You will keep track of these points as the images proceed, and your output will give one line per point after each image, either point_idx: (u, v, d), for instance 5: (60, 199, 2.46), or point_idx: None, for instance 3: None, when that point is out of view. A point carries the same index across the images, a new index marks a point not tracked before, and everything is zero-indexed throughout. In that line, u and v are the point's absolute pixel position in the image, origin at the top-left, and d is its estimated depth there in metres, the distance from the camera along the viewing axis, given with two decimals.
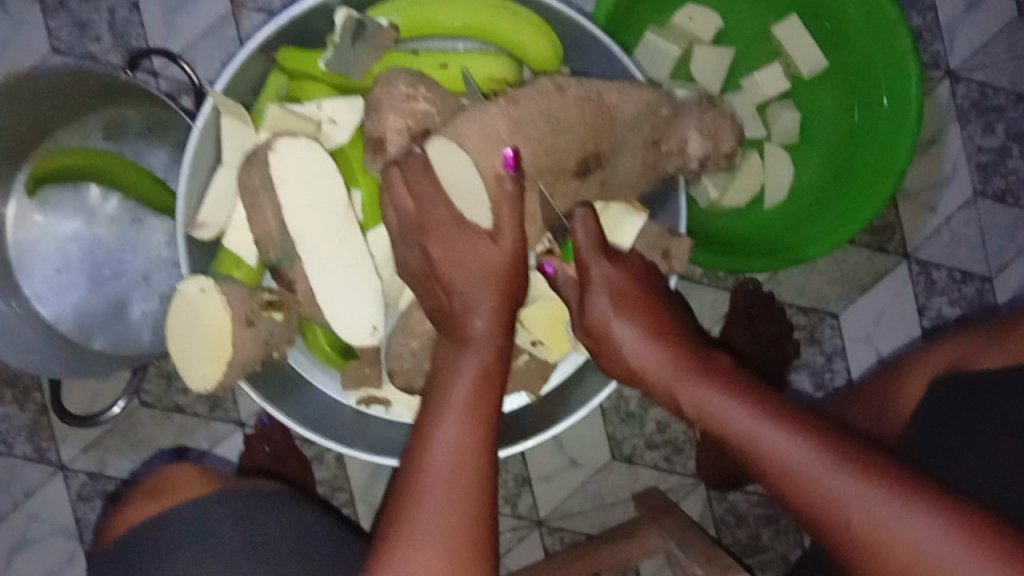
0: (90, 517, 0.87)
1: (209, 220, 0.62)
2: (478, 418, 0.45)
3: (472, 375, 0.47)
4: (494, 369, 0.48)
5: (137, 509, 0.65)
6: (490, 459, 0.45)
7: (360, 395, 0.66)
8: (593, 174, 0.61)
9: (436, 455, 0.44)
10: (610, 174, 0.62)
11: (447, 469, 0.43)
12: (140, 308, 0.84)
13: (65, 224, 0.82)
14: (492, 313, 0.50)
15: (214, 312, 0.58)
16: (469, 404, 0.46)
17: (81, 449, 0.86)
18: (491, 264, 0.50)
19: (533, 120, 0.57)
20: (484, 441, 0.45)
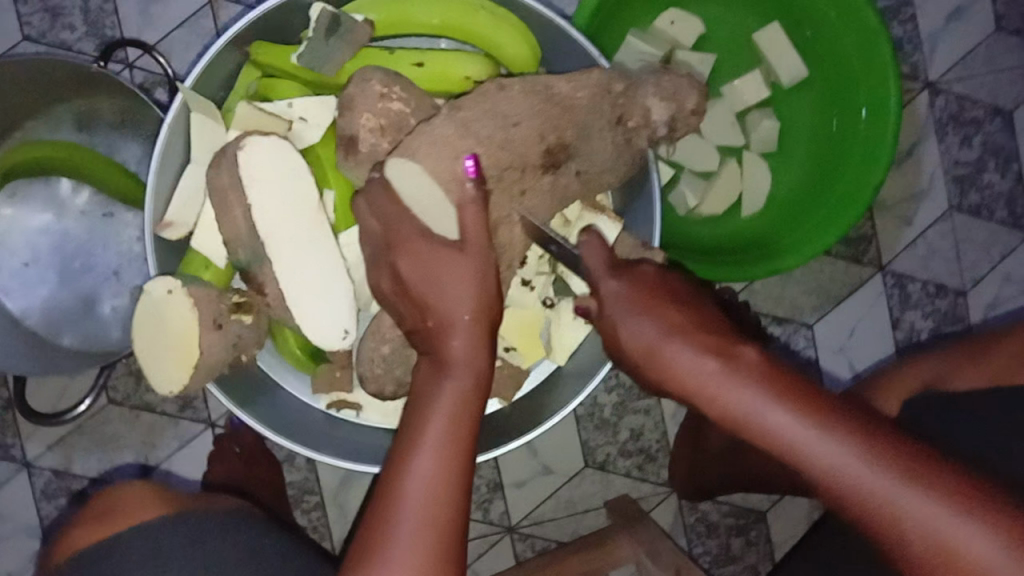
0: (54, 516, 0.85)
1: (177, 220, 0.61)
2: (455, 446, 0.46)
3: (450, 402, 0.47)
4: (472, 397, 0.47)
5: (100, 527, 0.64)
6: (464, 486, 0.45)
7: (331, 398, 0.66)
8: (567, 166, 0.61)
9: (413, 484, 0.44)
10: (586, 163, 0.62)
11: (422, 495, 0.44)
12: (110, 304, 0.83)
13: (33, 216, 0.81)
14: (471, 331, 0.49)
15: (182, 314, 0.57)
16: (446, 433, 0.46)
17: (46, 446, 0.85)
18: (472, 293, 0.50)
19: (498, 131, 0.57)
20: (460, 470, 0.45)
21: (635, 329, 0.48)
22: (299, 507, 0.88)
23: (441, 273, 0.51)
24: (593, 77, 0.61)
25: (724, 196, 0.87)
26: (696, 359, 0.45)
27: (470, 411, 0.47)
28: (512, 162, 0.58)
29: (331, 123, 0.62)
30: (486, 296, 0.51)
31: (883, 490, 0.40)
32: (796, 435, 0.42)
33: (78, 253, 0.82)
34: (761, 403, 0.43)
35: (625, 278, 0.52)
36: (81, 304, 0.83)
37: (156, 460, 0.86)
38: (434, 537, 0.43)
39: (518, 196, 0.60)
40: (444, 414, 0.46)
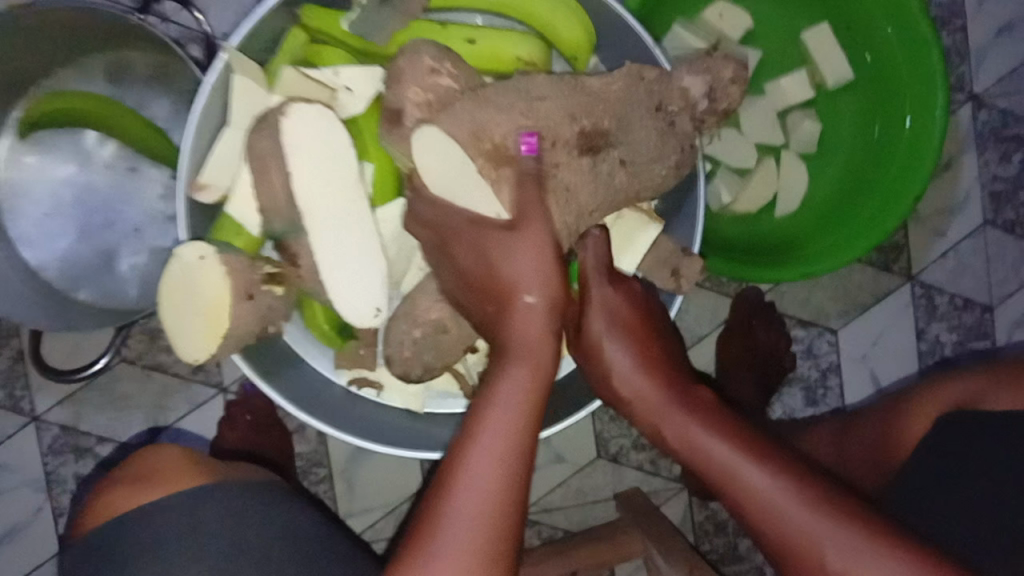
0: (60, 471, 0.84)
1: (211, 182, 0.59)
2: (514, 441, 0.46)
3: (512, 398, 0.47)
4: (533, 389, 0.48)
5: (116, 493, 0.62)
6: (521, 487, 0.45)
7: (353, 373, 0.65)
8: (607, 152, 0.56)
9: (471, 484, 0.44)
10: (629, 151, 0.57)
11: (479, 496, 0.44)
12: (129, 262, 0.81)
13: (56, 167, 0.80)
14: (533, 311, 0.50)
15: (214, 282, 0.56)
16: (507, 430, 0.46)
17: (56, 401, 0.84)
18: (535, 276, 0.50)
19: (548, 112, 0.54)
20: (519, 470, 0.45)
21: (611, 347, 0.56)
22: (307, 478, 0.87)
23: (505, 255, 0.51)
24: (652, 80, 0.59)
25: (758, 193, 0.85)
26: (648, 382, 0.55)
27: (532, 391, 0.48)
28: (543, 134, 0.54)
29: (378, 95, 0.60)
30: (548, 279, 0.50)
31: (813, 531, 0.47)
32: (761, 490, 0.49)
33: (100, 208, 0.81)
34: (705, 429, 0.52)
35: (618, 314, 0.56)
36: (100, 259, 0.81)
37: (165, 422, 0.85)
38: (492, 523, 0.44)
39: (552, 169, 0.54)
40: (508, 395, 0.47)
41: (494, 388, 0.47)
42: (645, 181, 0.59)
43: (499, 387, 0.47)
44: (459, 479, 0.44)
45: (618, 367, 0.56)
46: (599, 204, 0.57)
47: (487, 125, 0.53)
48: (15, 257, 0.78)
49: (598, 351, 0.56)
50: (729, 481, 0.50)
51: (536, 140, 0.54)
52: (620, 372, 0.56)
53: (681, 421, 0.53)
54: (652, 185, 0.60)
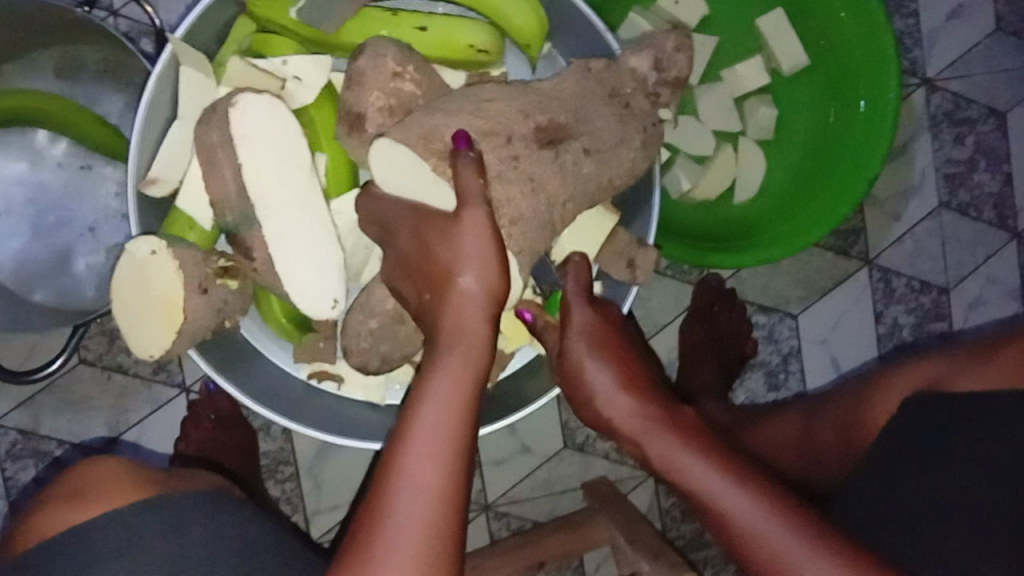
0: (19, 476, 0.83)
1: (162, 176, 0.59)
2: (460, 419, 0.46)
3: (452, 382, 0.46)
4: (471, 375, 0.47)
5: (54, 513, 0.58)
6: (464, 459, 0.45)
7: (311, 368, 0.64)
8: (569, 144, 0.56)
9: (415, 452, 0.44)
10: (592, 140, 0.57)
11: (423, 467, 0.44)
12: (84, 261, 0.81)
13: (8, 165, 0.79)
14: (465, 305, 0.49)
15: (164, 276, 0.55)
16: (451, 406, 0.46)
17: (14, 405, 0.83)
18: (473, 257, 0.49)
19: (488, 108, 0.56)
20: (462, 444, 0.45)
21: (591, 371, 0.54)
22: (272, 477, 0.86)
23: (442, 241, 0.50)
24: (599, 70, 0.60)
25: (715, 180, 0.86)
26: (634, 410, 0.52)
27: (466, 391, 0.47)
28: (497, 129, 0.55)
29: (327, 83, 0.60)
30: (487, 267, 0.49)
31: (795, 556, 0.45)
32: (743, 516, 0.46)
33: (56, 208, 0.80)
34: (664, 440, 0.50)
35: (592, 331, 0.55)
36: (54, 259, 0.80)
37: (127, 424, 0.84)
38: (440, 494, 0.43)
39: (511, 162, 0.54)
40: (444, 398, 0.46)
41: (428, 389, 0.46)
42: (615, 171, 0.59)
43: (432, 389, 0.46)
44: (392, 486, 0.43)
45: (646, 441, 0.51)
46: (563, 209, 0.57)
47: (438, 128, 0.54)
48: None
49: (581, 375, 0.54)
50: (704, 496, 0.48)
51: (487, 125, 0.55)
52: (602, 398, 0.54)
53: (659, 440, 0.51)
54: (625, 170, 0.60)
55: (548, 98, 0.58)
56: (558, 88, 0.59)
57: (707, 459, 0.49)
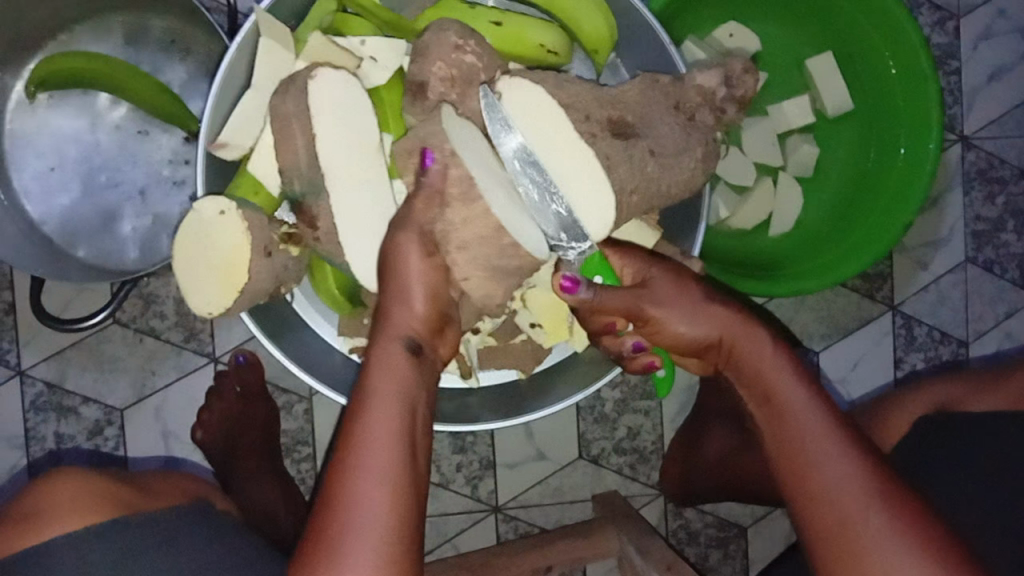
0: (39, 428, 0.84)
1: (231, 141, 0.60)
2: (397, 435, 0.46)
3: (389, 403, 0.46)
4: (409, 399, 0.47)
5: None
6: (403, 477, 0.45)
7: (354, 342, 0.65)
8: (636, 140, 0.60)
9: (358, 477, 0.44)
10: (655, 148, 0.61)
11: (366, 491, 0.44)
12: (131, 224, 0.82)
13: (68, 122, 0.82)
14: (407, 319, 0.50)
15: (230, 235, 0.56)
16: (387, 425, 0.46)
17: (42, 357, 0.83)
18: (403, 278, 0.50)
19: (551, 105, 0.58)
20: (400, 458, 0.45)
21: (673, 288, 0.55)
22: (289, 456, 0.87)
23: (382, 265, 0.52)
24: (666, 83, 0.63)
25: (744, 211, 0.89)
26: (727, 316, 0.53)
27: (407, 397, 0.47)
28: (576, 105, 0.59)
29: (402, 66, 0.62)
30: (415, 290, 0.50)
31: (865, 510, 0.44)
32: (835, 470, 0.45)
33: (108, 170, 0.82)
34: (772, 361, 0.51)
35: (677, 268, 0.57)
36: (100, 220, 0.82)
37: (151, 388, 0.85)
38: (391, 513, 0.44)
39: (590, 138, 0.58)
40: (386, 402, 0.46)
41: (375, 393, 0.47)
42: (676, 175, 0.62)
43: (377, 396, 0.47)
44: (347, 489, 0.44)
45: (765, 367, 0.51)
46: (637, 184, 0.60)
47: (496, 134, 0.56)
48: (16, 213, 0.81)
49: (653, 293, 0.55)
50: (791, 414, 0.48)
51: (569, 101, 0.59)
52: (680, 309, 0.53)
53: (778, 365, 0.51)
54: (684, 178, 0.63)
55: (607, 121, 0.60)
56: (621, 91, 0.62)
57: (811, 391, 0.49)
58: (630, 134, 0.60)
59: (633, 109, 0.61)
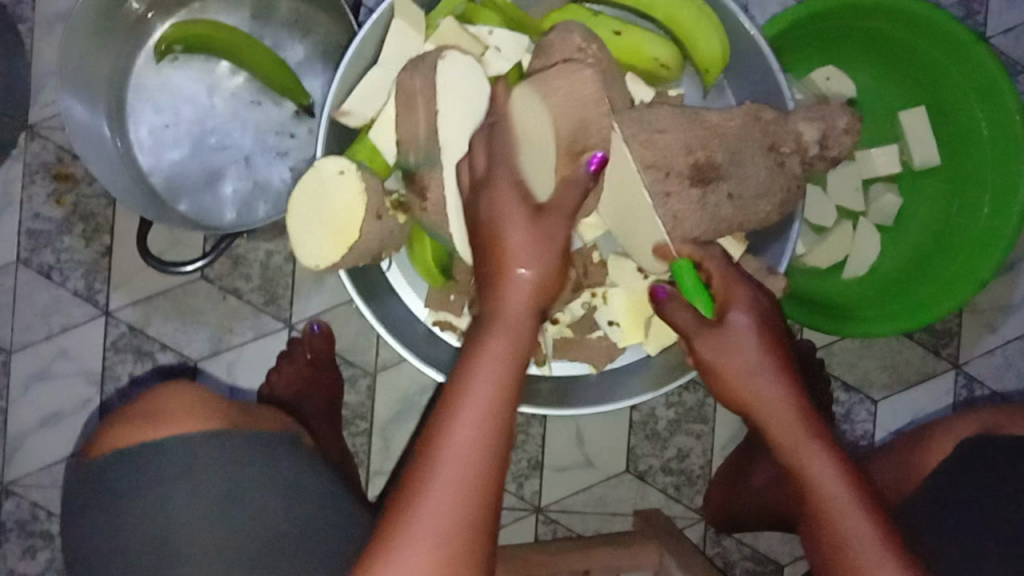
0: (116, 368, 0.87)
1: (355, 110, 0.64)
2: (498, 414, 0.46)
3: (493, 379, 0.46)
4: (514, 373, 0.47)
5: (124, 431, 0.63)
6: (501, 449, 0.46)
7: (438, 316, 0.68)
8: (716, 185, 0.62)
9: (450, 449, 0.45)
10: (738, 186, 0.62)
11: (458, 465, 0.45)
12: (232, 186, 0.86)
13: (189, 85, 0.86)
14: (510, 323, 0.47)
15: (348, 195, 0.59)
16: (490, 403, 0.46)
17: (129, 301, 0.87)
18: (533, 243, 0.48)
19: (652, 138, 0.60)
20: (500, 432, 0.46)
21: (744, 337, 0.51)
22: (347, 429, 0.89)
23: (508, 219, 0.48)
24: (768, 121, 0.64)
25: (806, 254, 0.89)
26: (783, 393, 0.49)
27: (505, 391, 0.46)
28: (658, 164, 0.60)
29: (523, 59, 0.64)
30: (544, 258, 0.48)
31: None
32: None
33: (219, 133, 0.86)
34: (819, 450, 0.48)
35: (758, 310, 0.52)
36: (205, 179, 0.86)
37: (227, 344, 0.88)
38: (474, 489, 0.45)
39: (662, 198, 0.60)
40: (484, 393, 0.46)
41: (467, 408, 0.46)
42: (752, 215, 0.64)
43: (467, 410, 0.46)
44: (416, 517, 0.44)
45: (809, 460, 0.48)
46: (704, 230, 0.63)
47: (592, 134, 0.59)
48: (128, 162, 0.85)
49: (722, 335, 0.51)
50: (827, 501, 0.47)
51: (654, 159, 0.60)
52: (743, 370, 0.50)
53: (824, 459, 0.48)
54: (756, 218, 0.65)
55: (714, 135, 0.62)
56: (723, 121, 0.63)
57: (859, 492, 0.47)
58: (711, 179, 0.61)
59: (736, 120, 0.63)
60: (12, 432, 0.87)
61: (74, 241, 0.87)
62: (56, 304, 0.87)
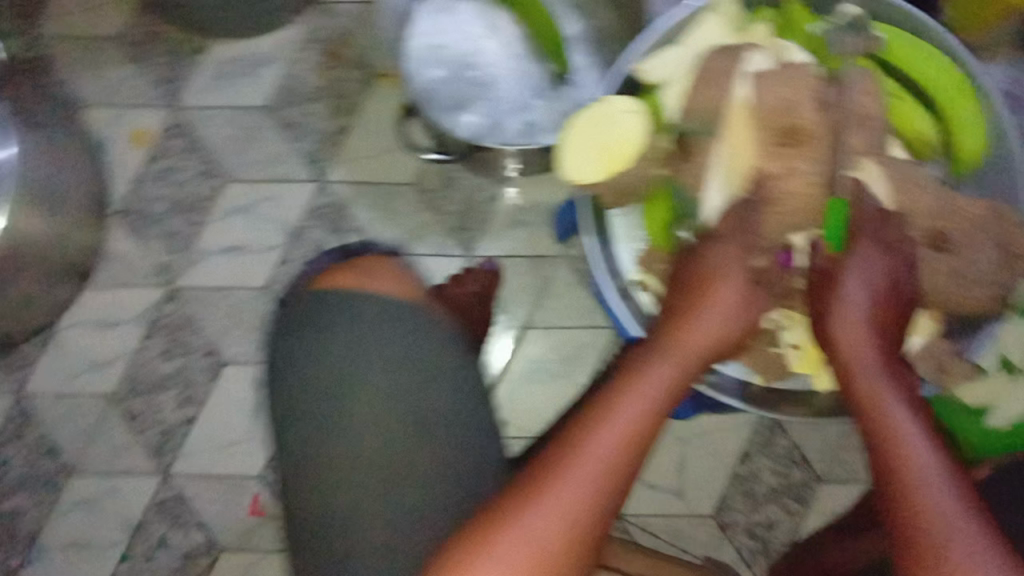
0: (307, 230, 0.94)
1: (651, 70, 0.66)
2: (648, 408, 0.54)
3: (651, 394, 0.55)
4: (669, 387, 0.56)
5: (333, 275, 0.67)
6: (641, 447, 0.53)
7: (640, 275, 0.70)
8: (943, 255, 0.63)
9: (610, 424, 0.53)
10: (963, 266, 0.62)
11: (605, 442, 0.52)
12: (473, 115, 0.89)
13: (471, 22, 0.91)
14: (666, 365, 0.56)
15: (629, 127, 0.64)
16: (643, 393, 0.55)
17: (344, 178, 0.94)
18: (712, 278, 0.59)
19: (903, 189, 0.62)
20: (643, 430, 0.53)
21: (854, 288, 0.57)
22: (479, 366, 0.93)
23: (727, 267, 0.59)
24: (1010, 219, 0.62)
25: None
26: (869, 320, 0.56)
27: (656, 400, 0.55)
28: (904, 211, 0.62)
29: None
30: (727, 312, 0.59)
31: (946, 517, 0.47)
32: (916, 472, 0.49)
33: (482, 67, 0.91)
34: (881, 372, 0.55)
35: (874, 274, 0.58)
36: (453, 102, 0.90)
37: (407, 249, 0.93)
38: (617, 456, 0.52)
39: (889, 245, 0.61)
40: (639, 394, 0.55)
41: (612, 418, 0.53)
42: (965, 299, 0.63)
43: (599, 435, 0.52)
44: (539, 500, 0.50)
45: (871, 377, 0.55)
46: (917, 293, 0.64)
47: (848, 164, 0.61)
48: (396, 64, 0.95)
49: (835, 286, 0.58)
50: (886, 416, 0.53)
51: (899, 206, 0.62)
52: (845, 306, 0.57)
53: (881, 380, 0.54)
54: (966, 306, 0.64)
55: (954, 212, 0.63)
56: (967, 203, 0.63)
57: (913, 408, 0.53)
58: (943, 249, 0.63)
59: (981, 207, 0.63)
60: (195, 248, 0.94)
61: (323, 110, 0.96)
62: (283, 156, 0.95)
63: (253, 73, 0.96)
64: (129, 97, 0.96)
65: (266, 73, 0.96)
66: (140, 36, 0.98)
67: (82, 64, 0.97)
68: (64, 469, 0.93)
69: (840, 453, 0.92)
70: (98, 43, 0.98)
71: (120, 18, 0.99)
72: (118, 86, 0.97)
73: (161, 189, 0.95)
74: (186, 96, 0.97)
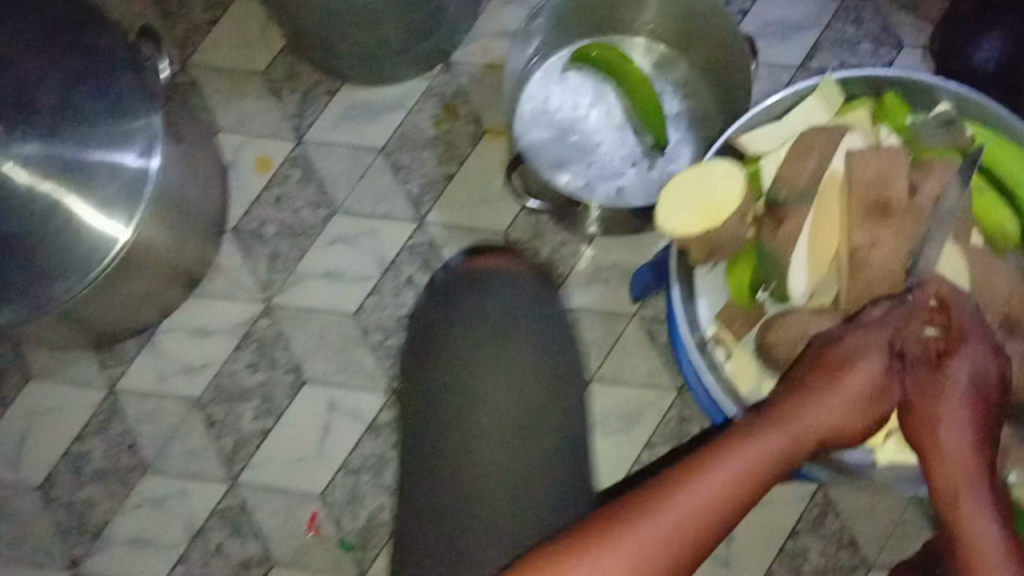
0: (402, 266, 1.00)
1: (751, 141, 0.71)
2: (726, 497, 0.52)
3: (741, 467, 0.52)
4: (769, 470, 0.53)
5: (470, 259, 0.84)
6: (706, 534, 0.52)
7: (719, 330, 0.72)
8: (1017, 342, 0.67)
9: (664, 518, 0.51)
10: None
11: (668, 526, 0.51)
12: (569, 175, 0.98)
13: (580, 92, 1.01)
14: (777, 434, 0.53)
15: (732, 189, 0.67)
16: (722, 483, 0.52)
17: (442, 222, 1.01)
18: (858, 365, 0.54)
19: (987, 277, 0.67)
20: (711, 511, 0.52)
21: (956, 410, 0.52)
22: None
23: (859, 352, 0.54)
24: None
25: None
26: (967, 440, 0.51)
27: (743, 490, 0.52)
28: (988, 296, 0.67)
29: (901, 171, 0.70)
30: (848, 407, 0.53)
31: None
32: None
33: (586, 137, 1.00)
34: (974, 490, 0.51)
35: (979, 376, 0.52)
36: (553, 161, 0.99)
37: None
38: (681, 538, 0.51)
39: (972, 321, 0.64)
40: (724, 478, 0.52)
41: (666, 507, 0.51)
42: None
43: (653, 517, 0.51)
44: (607, 553, 0.50)
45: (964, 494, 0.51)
46: None
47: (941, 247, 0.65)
48: (505, 122, 1.03)
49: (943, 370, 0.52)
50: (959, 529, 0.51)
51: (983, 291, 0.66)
52: (947, 424, 0.52)
53: (977, 500, 0.51)
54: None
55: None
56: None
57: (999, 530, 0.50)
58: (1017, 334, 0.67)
59: None
60: (297, 269, 1.00)
61: (430, 157, 1.02)
62: (389, 195, 1.02)
63: (373, 115, 1.03)
64: (257, 126, 1.04)
65: (388, 116, 1.03)
66: (278, 70, 1.05)
67: (222, 88, 1.05)
68: (139, 467, 0.97)
69: (892, 539, 0.93)
70: (239, 72, 1.05)
71: (261, 52, 1.06)
72: (249, 115, 1.04)
73: (271, 214, 1.02)
74: (310, 130, 1.03)
